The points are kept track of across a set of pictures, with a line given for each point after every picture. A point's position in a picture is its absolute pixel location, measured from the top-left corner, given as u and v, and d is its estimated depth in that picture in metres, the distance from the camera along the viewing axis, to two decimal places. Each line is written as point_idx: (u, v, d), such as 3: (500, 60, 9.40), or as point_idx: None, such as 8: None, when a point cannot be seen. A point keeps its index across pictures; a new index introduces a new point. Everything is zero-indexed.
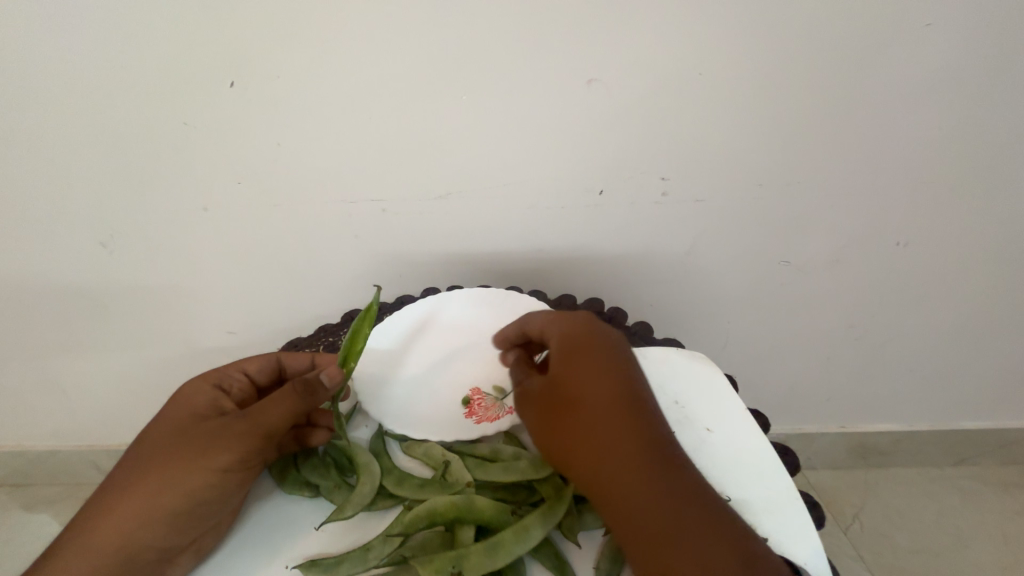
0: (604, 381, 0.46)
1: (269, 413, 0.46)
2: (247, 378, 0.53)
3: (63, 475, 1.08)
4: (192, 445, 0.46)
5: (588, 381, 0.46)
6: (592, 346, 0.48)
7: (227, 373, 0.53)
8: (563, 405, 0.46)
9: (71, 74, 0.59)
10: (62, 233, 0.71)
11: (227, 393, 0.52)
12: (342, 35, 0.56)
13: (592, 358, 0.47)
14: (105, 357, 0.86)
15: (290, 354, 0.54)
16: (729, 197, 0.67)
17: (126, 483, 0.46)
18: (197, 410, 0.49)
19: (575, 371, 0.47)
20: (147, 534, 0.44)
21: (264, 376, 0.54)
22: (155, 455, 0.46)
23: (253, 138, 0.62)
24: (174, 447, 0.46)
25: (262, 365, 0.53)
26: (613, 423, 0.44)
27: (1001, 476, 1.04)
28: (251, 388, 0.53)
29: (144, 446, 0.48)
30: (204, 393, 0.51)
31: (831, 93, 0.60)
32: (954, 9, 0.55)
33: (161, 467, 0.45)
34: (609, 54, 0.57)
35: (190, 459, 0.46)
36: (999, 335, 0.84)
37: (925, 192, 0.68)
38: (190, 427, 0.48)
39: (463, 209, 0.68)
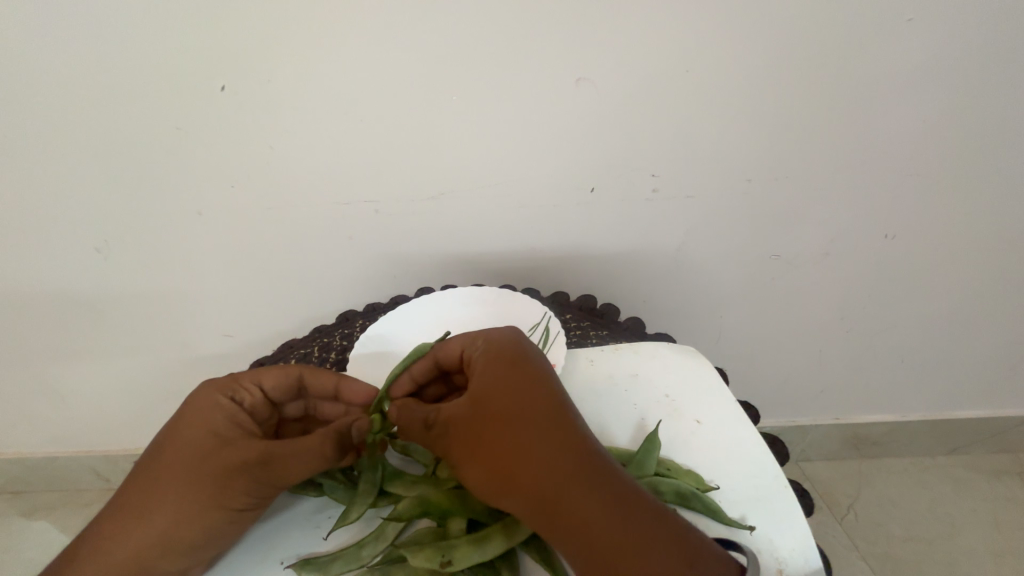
0: (531, 390, 0.42)
1: (295, 465, 0.46)
2: (262, 392, 0.51)
3: (63, 481, 1.08)
4: (213, 477, 0.45)
5: (511, 390, 0.42)
6: (501, 363, 0.45)
7: (242, 386, 0.50)
8: (485, 424, 0.42)
9: (63, 80, 0.59)
10: (56, 240, 0.71)
11: (241, 407, 0.50)
12: (333, 37, 0.56)
13: (516, 370, 0.44)
14: (102, 363, 0.86)
15: (312, 372, 0.52)
16: (719, 193, 0.68)
17: (142, 502, 0.45)
18: (216, 429, 0.47)
19: (498, 385, 0.43)
20: (161, 558, 0.44)
21: (280, 390, 0.52)
22: (172, 478, 0.45)
23: (245, 141, 0.63)
24: (193, 475, 0.45)
25: (282, 380, 0.51)
26: (543, 432, 0.40)
27: (991, 463, 1.05)
28: (265, 401, 0.51)
29: (157, 462, 0.46)
30: (219, 411, 0.48)
31: (817, 88, 0.61)
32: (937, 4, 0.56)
33: (181, 496, 0.45)
34: (598, 52, 0.57)
35: (212, 494, 0.45)
36: (988, 325, 0.85)
37: (912, 184, 0.69)
38: (210, 454, 0.46)
39: (457, 209, 0.69)
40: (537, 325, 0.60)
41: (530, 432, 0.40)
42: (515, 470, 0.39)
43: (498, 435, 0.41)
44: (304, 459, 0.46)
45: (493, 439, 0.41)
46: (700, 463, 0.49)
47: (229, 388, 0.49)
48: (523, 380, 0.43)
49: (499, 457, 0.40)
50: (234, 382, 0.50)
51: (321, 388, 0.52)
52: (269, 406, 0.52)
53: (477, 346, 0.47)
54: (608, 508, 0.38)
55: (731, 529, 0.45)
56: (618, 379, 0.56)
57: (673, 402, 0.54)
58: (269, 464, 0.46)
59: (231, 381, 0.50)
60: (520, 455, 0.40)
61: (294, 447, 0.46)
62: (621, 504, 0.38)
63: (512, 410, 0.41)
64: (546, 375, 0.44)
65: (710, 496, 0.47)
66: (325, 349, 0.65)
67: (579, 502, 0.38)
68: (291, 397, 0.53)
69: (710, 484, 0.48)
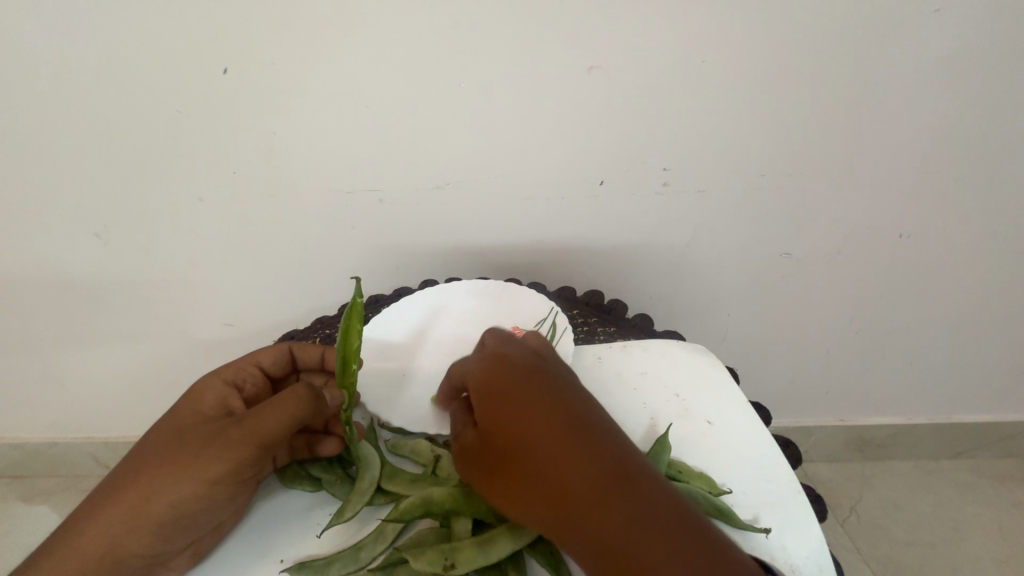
0: (528, 418, 0.40)
1: (265, 423, 0.44)
2: (261, 371, 0.53)
3: (63, 466, 1.07)
4: (188, 448, 0.45)
5: (511, 417, 0.40)
6: (512, 388, 0.41)
7: (241, 368, 0.52)
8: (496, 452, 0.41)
9: (61, 59, 0.57)
10: (56, 224, 0.70)
11: (238, 389, 0.51)
12: (339, 21, 0.54)
13: (514, 397, 0.41)
14: (103, 350, 0.86)
15: (302, 346, 0.55)
16: (730, 189, 0.67)
17: (118, 486, 0.44)
18: (205, 411, 0.49)
19: (501, 410, 0.41)
20: (132, 542, 0.43)
21: (278, 368, 0.54)
22: (150, 456, 0.45)
23: (248, 126, 0.61)
24: (171, 449, 0.45)
25: (275, 358, 0.53)
26: (548, 457, 0.38)
27: (996, 468, 1.05)
28: (265, 380, 0.53)
29: (143, 447, 0.47)
30: (213, 391, 0.50)
31: (835, 82, 0.59)
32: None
33: (154, 472, 0.44)
34: (611, 42, 0.56)
35: (181, 466, 0.44)
36: (999, 329, 0.84)
37: (929, 184, 0.67)
38: (192, 429, 0.47)
39: (463, 200, 0.67)
40: (543, 320, 0.59)
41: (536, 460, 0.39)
42: (531, 496, 0.39)
43: (507, 464, 0.40)
44: (272, 416, 0.44)
45: (505, 466, 0.40)
46: (710, 467, 0.48)
47: (229, 372, 0.51)
48: (518, 404, 0.40)
49: (514, 487, 0.39)
50: (233, 366, 0.52)
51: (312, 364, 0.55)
52: (268, 388, 0.54)
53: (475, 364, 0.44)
54: (629, 530, 0.35)
55: (745, 535, 0.44)
56: (626, 377, 0.55)
57: (683, 401, 0.53)
58: (242, 423, 0.45)
59: (232, 366, 0.52)
60: (529, 482, 0.39)
61: (262, 407, 0.45)
62: (642, 523, 0.35)
63: (515, 437, 0.40)
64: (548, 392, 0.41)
65: (722, 500, 0.46)
66: (327, 341, 0.64)
67: (596, 528, 0.36)
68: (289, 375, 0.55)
69: (722, 488, 0.47)
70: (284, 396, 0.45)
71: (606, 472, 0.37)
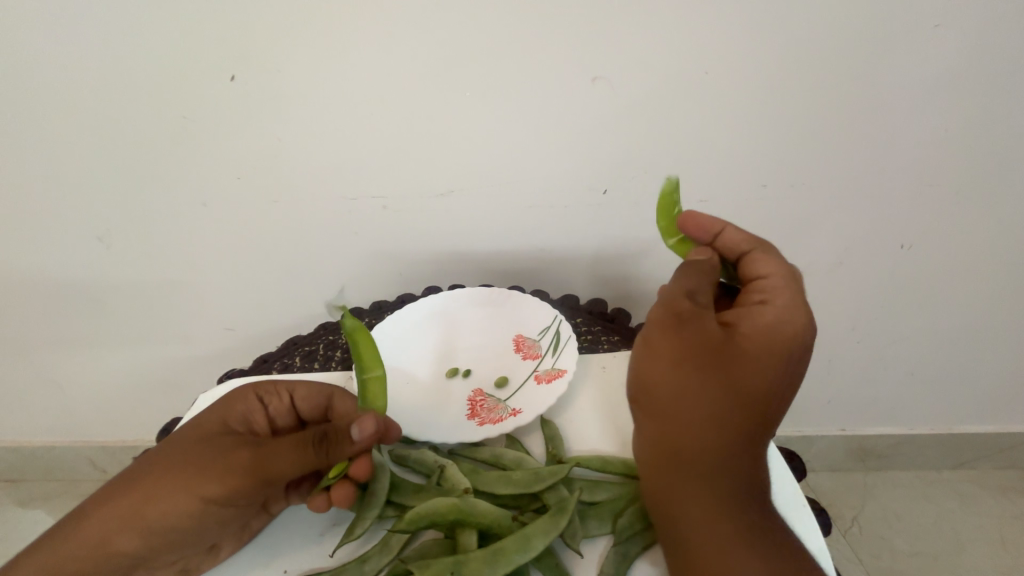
0: (767, 374, 0.42)
1: (275, 460, 0.43)
2: (290, 403, 0.50)
3: (58, 471, 1.07)
4: (196, 457, 0.45)
5: (759, 364, 0.42)
6: (782, 349, 0.42)
7: (274, 389, 0.50)
8: (723, 357, 0.42)
9: (67, 64, 0.58)
10: (58, 228, 0.70)
11: (264, 409, 0.50)
12: (345, 30, 0.55)
13: (781, 356, 0.42)
14: (102, 354, 0.85)
15: (340, 398, 0.50)
16: (732, 199, 0.67)
17: (129, 482, 0.45)
18: (229, 421, 0.48)
19: (762, 348, 0.42)
20: (123, 541, 0.43)
21: (308, 405, 0.50)
22: (162, 457, 0.45)
23: (253, 132, 0.61)
24: (184, 454, 0.45)
25: (310, 396, 0.50)
26: (741, 404, 0.42)
27: (998, 480, 1.04)
28: (290, 412, 0.50)
29: (164, 443, 0.47)
30: (244, 405, 0.49)
31: (835, 94, 0.59)
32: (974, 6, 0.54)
33: (158, 474, 0.44)
34: (614, 53, 0.56)
35: (184, 477, 0.44)
36: (998, 339, 0.84)
37: (929, 195, 0.68)
38: (212, 436, 0.46)
39: (467, 207, 0.68)
40: (547, 328, 0.59)
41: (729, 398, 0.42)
42: (693, 412, 0.42)
43: (711, 371, 0.42)
44: (284, 453, 0.43)
45: (702, 370, 0.42)
46: None
47: (263, 386, 0.50)
48: (783, 366, 0.42)
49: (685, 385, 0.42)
50: (271, 384, 0.50)
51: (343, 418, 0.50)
52: (293, 420, 0.51)
53: (778, 302, 0.43)
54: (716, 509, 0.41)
55: None
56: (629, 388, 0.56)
57: None
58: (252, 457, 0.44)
59: (268, 384, 0.50)
60: (714, 395, 0.42)
61: (279, 441, 0.44)
62: (724, 517, 0.41)
63: (743, 368, 0.42)
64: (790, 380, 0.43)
65: None
66: (330, 347, 0.64)
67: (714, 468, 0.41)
68: (316, 417, 0.51)
69: None
70: (300, 436, 0.45)
71: (741, 469, 0.42)
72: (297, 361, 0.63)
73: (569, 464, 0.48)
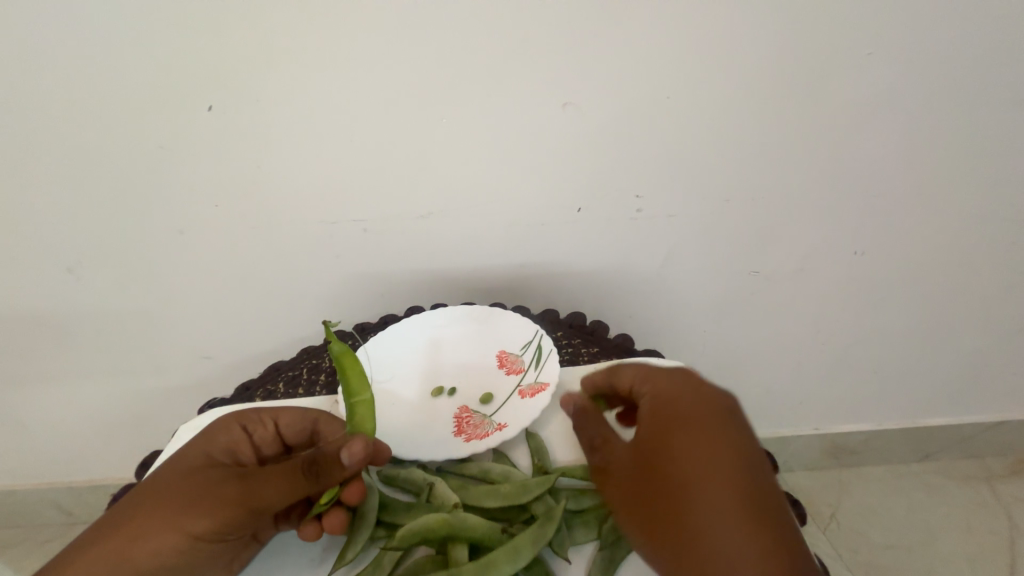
0: (697, 455, 0.39)
1: (266, 491, 0.43)
2: (275, 430, 0.49)
3: (19, 516, 1.01)
4: (183, 494, 0.44)
5: (678, 451, 0.40)
6: (683, 420, 0.41)
7: (258, 417, 0.49)
8: (646, 474, 0.41)
9: (36, 97, 0.57)
10: (25, 261, 0.68)
11: (249, 438, 0.49)
12: (322, 61, 0.56)
13: (685, 426, 0.41)
14: (70, 389, 0.82)
15: (327, 421, 0.50)
16: (699, 213, 0.71)
17: (110, 526, 0.43)
18: (214, 453, 0.47)
19: (664, 433, 0.42)
20: None
21: (294, 431, 0.50)
22: (145, 497, 0.44)
23: (230, 160, 0.62)
24: (169, 492, 0.44)
25: (295, 422, 0.49)
26: (691, 490, 0.38)
27: (962, 470, 1.09)
28: (276, 439, 0.49)
29: (146, 482, 0.46)
30: (228, 436, 0.48)
31: (788, 115, 0.64)
32: (906, 35, 0.59)
33: (142, 514, 0.43)
34: (582, 80, 0.59)
35: (170, 515, 0.43)
36: (950, 336, 0.90)
37: (878, 205, 0.73)
38: (196, 471, 0.45)
39: (447, 227, 0.69)
40: (528, 343, 0.60)
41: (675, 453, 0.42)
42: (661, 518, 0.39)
43: (653, 491, 0.41)
44: (275, 482, 0.43)
45: (640, 495, 0.42)
46: None
47: (247, 415, 0.49)
48: (700, 437, 0.40)
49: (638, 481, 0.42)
50: (254, 413, 0.50)
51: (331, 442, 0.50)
52: (279, 447, 0.50)
53: (653, 388, 0.46)
54: None
55: None
56: None
57: None
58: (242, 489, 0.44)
59: (252, 412, 0.50)
60: (659, 501, 0.40)
61: (269, 472, 0.44)
62: None
63: (668, 460, 0.40)
64: (725, 435, 0.40)
65: None
66: (314, 371, 0.64)
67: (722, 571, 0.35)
68: (302, 442, 0.50)
69: None
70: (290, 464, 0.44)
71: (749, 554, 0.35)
72: (281, 388, 0.62)
73: (555, 474, 0.50)
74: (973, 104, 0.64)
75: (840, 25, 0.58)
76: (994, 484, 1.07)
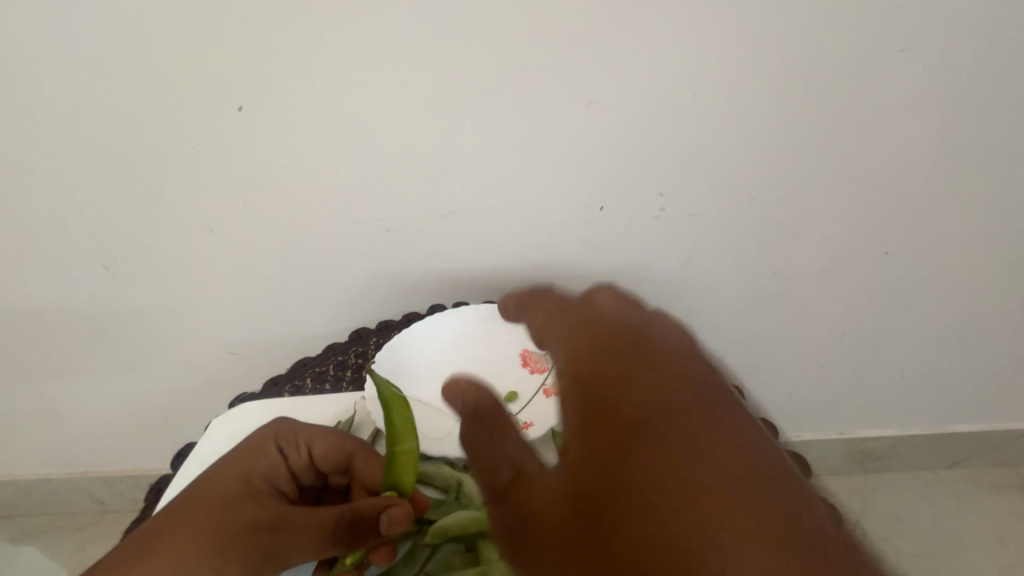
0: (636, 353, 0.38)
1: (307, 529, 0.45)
2: (311, 456, 0.50)
3: (53, 504, 1.04)
4: (223, 522, 0.43)
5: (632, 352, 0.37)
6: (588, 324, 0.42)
7: (296, 443, 0.50)
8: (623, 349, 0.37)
9: (72, 99, 0.58)
10: (64, 259, 0.71)
11: (285, 462, 0.50)
12: (348, 60, 0.56)
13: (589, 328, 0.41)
14: (104, 383, 0.85)
15: (363, 458, 0.51)
16: (723, 213, 0.70)
17: (149, 542, 0.43)
18: (251, 475, 0.47)
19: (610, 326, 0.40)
20: None
21: (328, 459, 0.51)
22: (184, 522, 0.43)
23: (259, 159, 0.63)
24: (210, 518, 0.44)
25: (332, 450, 0.51)
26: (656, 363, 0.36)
27: (994, 477, 1.06)
28: (310, 465, 0.51)
29: (184, 503, 0.45)
30: (266, 459, 0.49)
31: (819, 113, 0.62)
32: (944, 28, 0.57)
33: (182, 542, 0.42)
34: (608, 78, 0.59)
35: (209, 546, 0.42)
36: (985, 340, 0.87)
37: (912, 204, 0.71)
38: (237, 497, 0.45)
39: (471, 225, 0.70)
40: None
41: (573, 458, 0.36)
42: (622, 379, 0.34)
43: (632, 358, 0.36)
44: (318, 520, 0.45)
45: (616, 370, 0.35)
46: None
47: (285, 438, 0.50)
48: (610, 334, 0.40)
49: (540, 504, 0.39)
50: (293, 435, 0.50)
51: (365, 477, 0.51)
52: (312, 473, 0.51)
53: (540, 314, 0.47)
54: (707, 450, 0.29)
55: None
56: None
57: None
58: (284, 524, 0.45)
59: (290, 435, 0.50)
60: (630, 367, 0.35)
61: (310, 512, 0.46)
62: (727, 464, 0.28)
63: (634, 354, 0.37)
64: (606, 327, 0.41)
65: None
66: (340, 367, 0.65)
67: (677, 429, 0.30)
68: (335, 470, 0.51)
69: None
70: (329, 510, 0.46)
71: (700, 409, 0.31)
72: (308, 383, 0.64)
73: None
74: (1015, 98, 0.62)
75: (874, 17, 0.56)
76: None
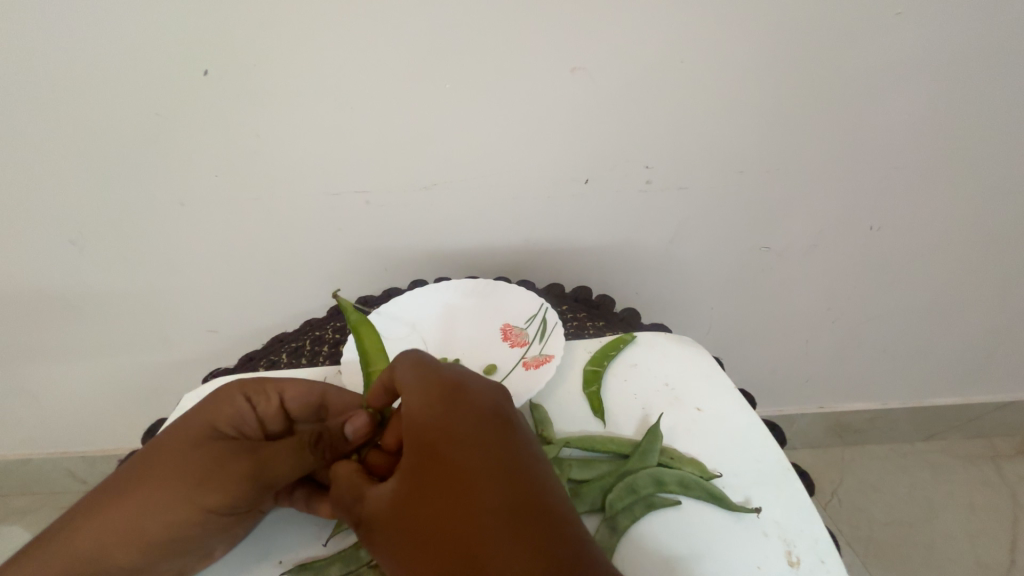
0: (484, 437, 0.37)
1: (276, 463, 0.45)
2: (281, 402, 0.49)
3: (38, 484, 1.04)
4: (189, 463, 0.44)
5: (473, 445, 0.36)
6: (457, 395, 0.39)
7: (264, 390, 0.49)
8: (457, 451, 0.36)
9: (23, 61, 0.55)
10: (28, 233, 0.68)
11: (252, 410, 0.49)
12: (319, 20, 0.53)
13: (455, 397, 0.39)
14: (80, 362, 0.83)
15: (336, 394, 0.51)
16: (710, 186, 0.69)
17: (116, 488, 0.43)
18: (217, 422, 0.47)
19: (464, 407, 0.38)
20: (113, 555, 0.41)
21: (299, 404, 0.50)
22: (151, 466, 0.44)
23: (229, 127, 0.60)
24: (176, 460, 0.44)
25: (302, 394, 0.50)
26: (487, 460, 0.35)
27: (967, 449, 1.09)
28: (279, 411, 0.49)
29: (153, 448, 0.46)
30: (231, 407, 0.48)
31: (810, 81, 0.60)
32: None
33: (151, 483, 0.43)
34: (594, 42, 0.56)
35: (178, 484, 0.43)
36: (966, 315, 0.88)
37: (900, 177, 0.70)
38: (203, 441, 0.45)
39: (453, 198, 0.68)
40: (533, 316, 0.60)
41: (511, 490, 0.34)
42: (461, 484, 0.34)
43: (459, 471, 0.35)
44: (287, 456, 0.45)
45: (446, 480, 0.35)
46: (702, 452, 0.50)
47: (251, 386, 0.49)
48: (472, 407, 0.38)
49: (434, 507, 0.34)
50: (260, 384, 0.50)
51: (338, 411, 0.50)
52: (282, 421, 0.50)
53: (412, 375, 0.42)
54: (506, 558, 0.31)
55: (738, 516, 0.45)
56: (617, 370, 0.57)
57: (673, 392, 0.55)
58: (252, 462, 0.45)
59: (256, 384, 0.49)
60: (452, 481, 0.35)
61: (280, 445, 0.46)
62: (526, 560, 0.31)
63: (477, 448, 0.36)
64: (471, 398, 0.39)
65: (714, 484, 0.47)
66: (318, 343, 0.64)
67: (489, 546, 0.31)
68: (307, 416, 0.50)
69: (713, 472, 0.48)
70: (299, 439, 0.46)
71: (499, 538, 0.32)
72: (285, 358, 0.62)
73: (558, 445, 0.50)
74: (1009, 67, 0.60)
75: None
76: (1000, 463, 1.07)
